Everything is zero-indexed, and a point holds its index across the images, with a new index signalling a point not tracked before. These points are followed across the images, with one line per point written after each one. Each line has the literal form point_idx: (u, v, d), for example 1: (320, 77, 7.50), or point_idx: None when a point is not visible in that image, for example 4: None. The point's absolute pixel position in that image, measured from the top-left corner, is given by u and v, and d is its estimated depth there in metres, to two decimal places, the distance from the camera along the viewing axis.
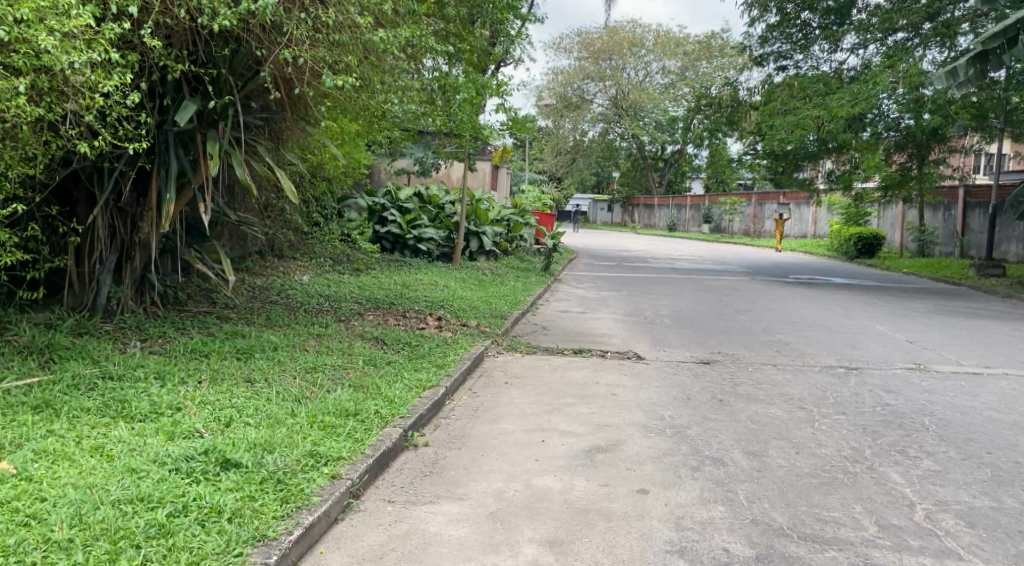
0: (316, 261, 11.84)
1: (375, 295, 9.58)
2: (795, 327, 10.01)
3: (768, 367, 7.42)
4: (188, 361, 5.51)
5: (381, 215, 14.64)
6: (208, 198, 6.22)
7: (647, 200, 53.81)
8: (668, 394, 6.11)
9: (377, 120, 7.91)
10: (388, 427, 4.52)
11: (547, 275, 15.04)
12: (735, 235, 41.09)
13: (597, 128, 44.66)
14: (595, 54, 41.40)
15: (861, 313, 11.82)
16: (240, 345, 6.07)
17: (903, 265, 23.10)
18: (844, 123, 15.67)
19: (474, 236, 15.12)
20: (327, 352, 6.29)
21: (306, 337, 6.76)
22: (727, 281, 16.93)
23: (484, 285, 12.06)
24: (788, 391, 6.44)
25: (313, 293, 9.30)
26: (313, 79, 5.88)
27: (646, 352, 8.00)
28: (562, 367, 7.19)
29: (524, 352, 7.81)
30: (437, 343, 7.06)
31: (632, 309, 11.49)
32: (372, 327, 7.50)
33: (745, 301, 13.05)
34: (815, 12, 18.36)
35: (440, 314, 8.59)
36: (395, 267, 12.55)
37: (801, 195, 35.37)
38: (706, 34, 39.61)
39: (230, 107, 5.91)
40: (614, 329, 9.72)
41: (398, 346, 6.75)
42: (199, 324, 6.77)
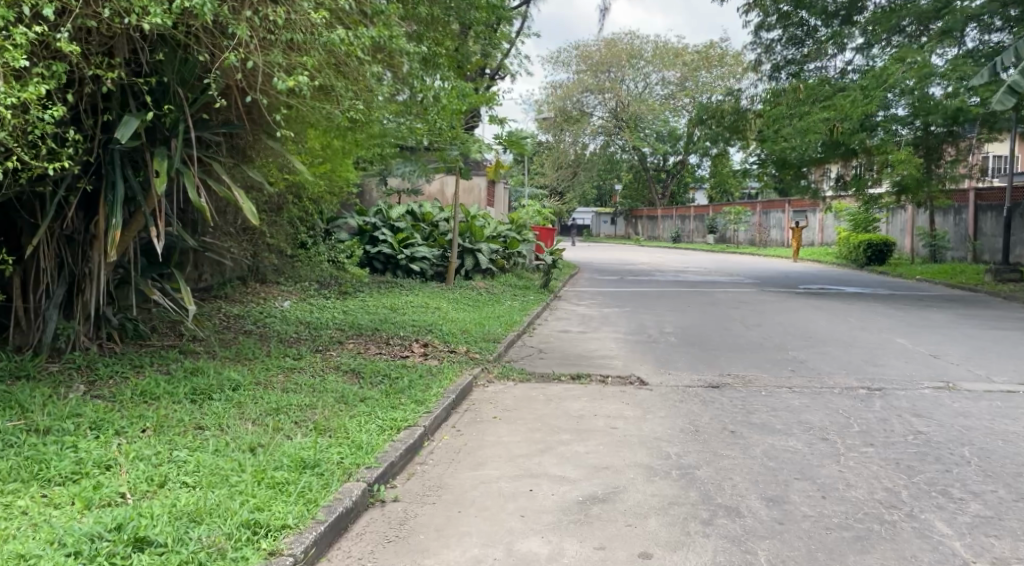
0: (301, 286, 11.28)
1: (360, 321, 9.01)
2: (809, 343, 9.39)
3: (783, 390, 6.79)
4: (135, 406, 4.91)
5: (372, 234, 14.07)
6: (163, 223, 5.67)
7: (651, 212, 53.24)
8: (674, 427, 5.49)
9: (352, 134, 7.50)
10: (350, 482, 3.91)
11: (547, 293, 14.45)
12: (741, 245, 40.43)
13: (598, 141, 44.21)
14: (594, 67, 40.96)
15: (878, 325, 11.18)
16: (197, 384, 5.46)
17: (916, 271, 22.42)
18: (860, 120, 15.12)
19: (469, 254, 14.57)
20: (297, 389, 5.71)
21: (276, 373, 6.18)
22: (735, 294, 16.29)
23: (478, 306, 11.48)
24: (807, 418, 5.81)
25: (293, 321, 8.73)
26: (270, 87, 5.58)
27: (650, 376, 7.38)
28: (558, 396, 6.57)
29: (517, 380, 7.21)
30: (419, 374, 6.46)
31: (635, 328, 10.86)
32: (350, 358, 6.91)
33: (754, 314, 12.41)
34: (816, 15, 17.86)
35: (427, 340, 8.00)
36: (385, 289, 11.97)
37: (807, 202, 34.76)
38: (705, 44, 39.30)
39: (181, 121, 5.41)
40: (616, 349, 9.10)
41: (377, 379, 6.17)
42: (159, 361, 6.17)
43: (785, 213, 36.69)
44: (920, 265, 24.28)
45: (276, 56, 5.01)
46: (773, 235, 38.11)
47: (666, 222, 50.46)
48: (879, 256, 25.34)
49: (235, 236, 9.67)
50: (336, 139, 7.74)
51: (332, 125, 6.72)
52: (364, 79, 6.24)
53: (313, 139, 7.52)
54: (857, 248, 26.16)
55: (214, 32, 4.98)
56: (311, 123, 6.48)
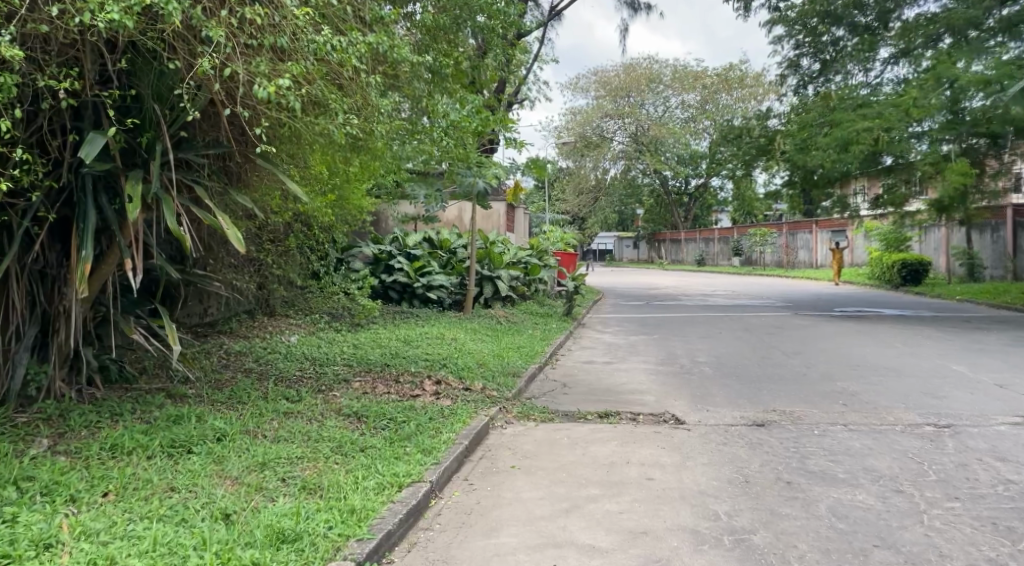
0: (311, 318, 10.74)
1: (370, 355, 8.38)
2: (858, 372, 8.59)
3: (839, 430, 6.02)
4: (101, 464, 4.31)
5: (388, 263, 13.39)
6: (140, 254, 5.11)
7: (674, 236, 52.43)
8: (720, 478, 4.75)
9: (356, 157, 7.12)
10: (334, 561, 3.26)
11: (569, 321, 13.76)
12: (769, 267, 39.45)
13: (619, 166, 43.67)
14: (613, 92, 40.44)
15: (928, 351, 10.34)
16: (178, 434, 4.84)
17: (957, 292, 21.41)
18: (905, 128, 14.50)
19: (488, 281, 13.96)
20: (290, 438, 5.05)
21: (269, 418, 5.53)
22: (769, 318, 15.46)
23: (497, 335, 10.83)
24: (874, 464, 5.04)
25: (299, 357, 8.12)
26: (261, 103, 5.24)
27: (686, 414, 6.64)
28: (585, 439, 5.85)
29: (539, 421, 6.50)
30: (428, 417, 5.79)
31: (665, 357, 10.12)
32: (354, 399, 6.26)
33: (791, 340, 11.65)
34: (842, 29, 17.39)
35: (440, 376, 7.35)
36: (399, 320, 11.39)
37: (836, 222, 33.83)
38: (724, 66, 38.93)
39: (157, 140, 4.98)
40: (646, 383, 8.36)
41: (383, 423, 5.52)
42: (141, 407, 5.55)
43: (813, 233, 35.78)
44: (960, 284, 23.24)
45: (261, 63, 4.69)
46: (801, 256, 37.15)
47: (690, 246, 49.62)
48: (915, 276, 24.38)
49: (239, 267, 9.18)
50: (341, 161, 7.41)
51: (333, 148, 6.39)
52: (364, 92, 5.92)
53: (317, 163, 7.21)
54: (891, 268, 25.21)
55: (188, 37, 4.68)
56: (313, 146, 6.16)
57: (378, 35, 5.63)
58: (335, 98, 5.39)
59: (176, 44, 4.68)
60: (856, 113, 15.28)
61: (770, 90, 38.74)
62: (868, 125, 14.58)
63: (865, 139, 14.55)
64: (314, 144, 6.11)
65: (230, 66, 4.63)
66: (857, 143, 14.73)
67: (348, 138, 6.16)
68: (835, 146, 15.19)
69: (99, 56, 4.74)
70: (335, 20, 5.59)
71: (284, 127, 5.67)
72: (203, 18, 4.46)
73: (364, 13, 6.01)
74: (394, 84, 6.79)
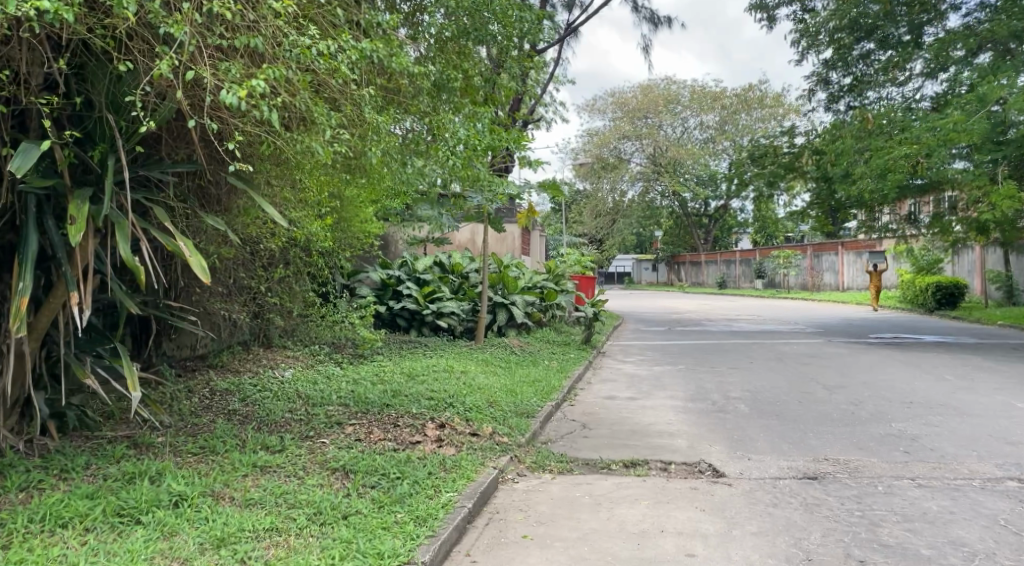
0: (311, 349, 10.03)
1: (369, 393, 7.62)
2: (913, 412, 7.70)
3: (907, 486, 5.17)
4: (25, 542, 3.56)
5: (396, 289, 12.73)
6: (89, 288, 4.38)
7: (694, 258, 51.49)
8: (776, 554, 3.94)
9: (354, 178, 6.42)
10: None
11: (589, 349, 12.96)
12: (793, 290, 38.40)
13: (637, 188, 42.90)
14: (630, 113, 39.77)
15: (985, 385, 9.42)
16: (127, 499, 4.10)
17: (997, 316, 20.37)
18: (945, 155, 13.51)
19: (502, 307, 13.21)
20: (263, 503, 4.26)
21: (242, 475, 4.76)
22: (801, 346, 14.56)
23: (511, 368, 10.03)
24: (962, 536, 4.19)
25: (290, 396, 7.38)
26: (234, 114, 4.52)
27: (725, 464, 5.83)
28: (610, 496, 5.04)
29: (556, 471, 5.71)
30: (428, 471, 5.01)
31: (695, 392, 9.27)
32: (347, 447, 5.53)
33: (829, 372, 10.76)
34: (872, 42, 16.63)
35: (444, 417, 6.58)
36: (406, 351, 10.70)
37: (864, 244, 32.85)
38: (744, 86, 38.18)
39: (110, 155, 4.29)
40: (676, 422, 7.54)
41: (374, 480, 4.76)
42: (97, 461, 4.82)
43: (839, 255, 34.80)
44: (998, 308, 22.20)
45: (232, 68, 3.96)
46: (826, 279, 36.09)
47: (711, 268, 48.63)
48: (951, 300, 23.32)
49: (230, 300, 8.48)
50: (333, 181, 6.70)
51: (320, 168, 5.67)
52: (359, 109, 5.19)
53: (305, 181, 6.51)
54: (924, 291, 24.17)
55: (147, 36, 3.99)
56: (298, 166, 5.44)
57: (375, 42, 4.89)
58: (322, 113, 4.62)
59: (130, 44, 4.01)
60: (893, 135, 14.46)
61: (791, 110, 38.03)
62: (904, 152, 13.75)
63: (903, 166, 13.78)
64: (299, 164, 5.39)
65: (195, 70, 3.90)
66: (893, 172, 13.95)
67: (338, 155, 5.42)
68: (874, 175, 14.49)
69: (44, 57, 4.10)
70: (327, 26, 4.87)
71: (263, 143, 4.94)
72: (161, 11, 3.74)
73: (360, 19, 5.30)
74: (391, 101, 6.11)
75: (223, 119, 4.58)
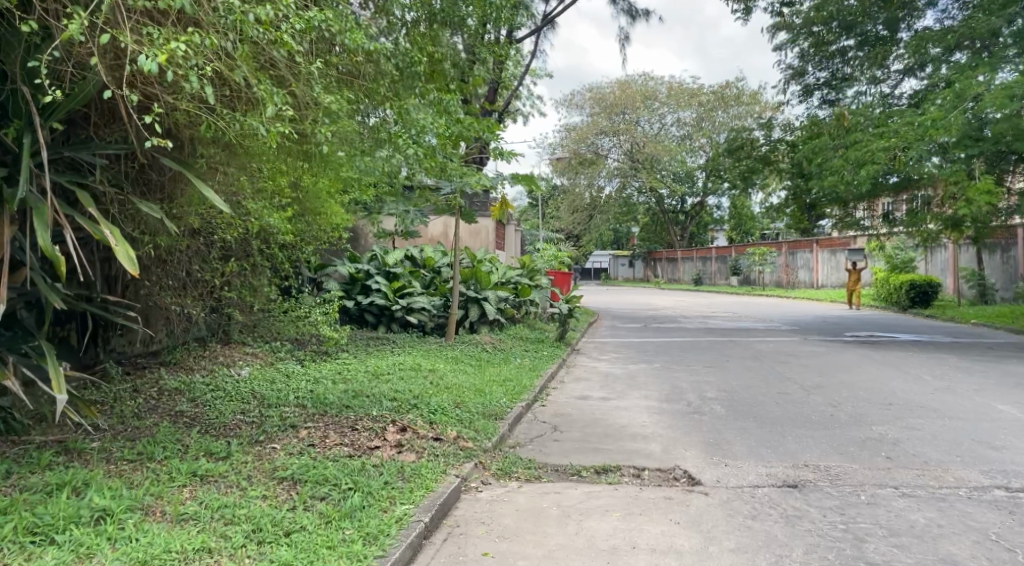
0: (272, 346, 9.60)
1: (328, 393, 7.24)
2: (893, 414, 7.47)
3: (890, 496, 4.92)
4: None
5: (364, 283, 12.31)
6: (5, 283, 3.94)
7: (670, 255, 51.49)
8: None
9: (312, 166, 6.00)
10: None
11: (562, 346, 12.66)
12: (768, 287, 38.46)
13: (614, 184, 42.75)
14: (608, 109, 39.55)
15: (964, 386, 9.23)
16: (41, 514, 3.71)
17: (970, 315, 20.39)
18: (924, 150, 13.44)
19: (474, 303, 12.85)
20: (198, 518, 3.90)
21: (177, 487, 4.41)
22: (777, 344, 14.39)
23: (480, 366, 9.69)
24: (952, 553, 3.91)
25: (243, 396, 6.99)
26: (165, 88, 4.11)
27: (701, 470, 5.54)
28: (578, 506, 4.73)
29: (523, 478, 5.39)
30: (383, 481, 4.66)
31: (670, 391, 8.99)
32: (298, 454, 5.15)
33: (806, 371, 10.54)
34: (850, 39, 16.47)
35: (406, 420, 6.21)
36: (372, 348, 10.32)
37: (838, 242, 32.94)
38: (721, 83, 38.13)
39: (29, 133, 3.89)
40: (650, 424, 7.25)
41: (322, 491, 4.41)
42: (20, 469, 4.42)
43: (814, 252, 34.88)
44: (971, 307, 22.29)
45: (155, 32, 3.55)
46: (801, 277, 36.16)
47: (687, 264, 48.61)
48: (924, 297, 23.35)
49: (181, 294, 8.03)
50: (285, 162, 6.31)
51: (267, 154, 5.25)
52: (309, 87, 4.79)
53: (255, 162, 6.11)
54: (898, 289, 24.19)
55: None
56: (244, 149, 5.03)
57: (324, 13, 4.48)
58: (263, 88, 4.19)
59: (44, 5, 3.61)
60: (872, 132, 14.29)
61: (767, 107, 38.04)
62: (884, 145, 13.70)
63: (882, 159, 13.73)
64: (244, 147, 4.98)
65: (112, 33, 3.50)
66: (872, 164, 13.89)
67: (286, 138, 5.00)
68: (850, 168, 14.39)
69: None
70: None
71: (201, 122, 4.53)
72: None
73: None
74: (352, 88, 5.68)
75: (153, 93, 4.17)
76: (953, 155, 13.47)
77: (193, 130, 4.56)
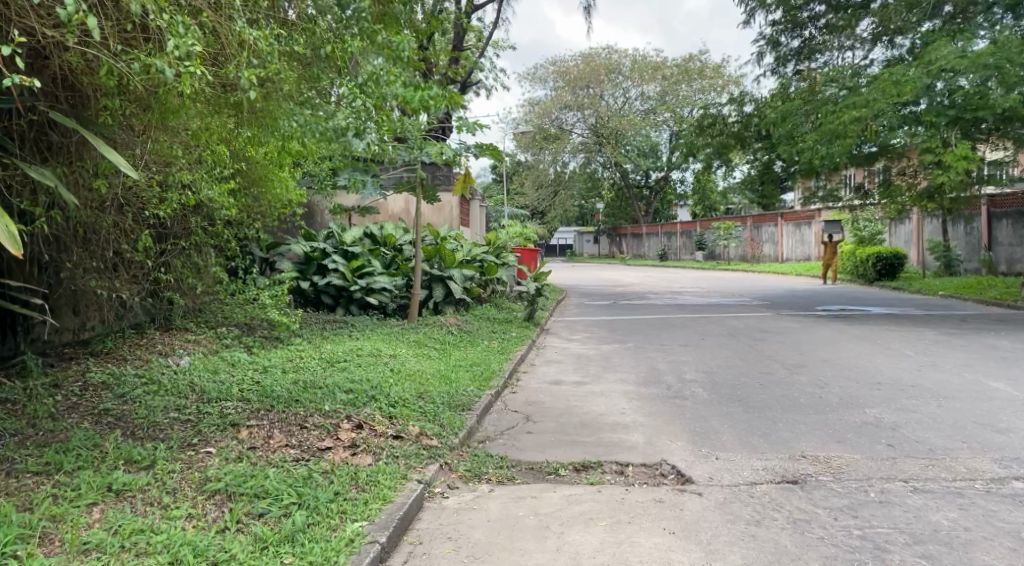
0: (217, 330, 8.87)
1: (276, 385, 6.54)
2: (885, 395, 7.05)
3: (903, 491, 4.44)
4: None
5: (321, 263, 11.55)
6: None
7: (635, 231, 51.22)
8: None
9: (249, 123, 5.30)
10: None
11: (531, 326, 12.11)
12: (733, 261, 38.38)
13: (579, 160, 42.08)
14: (572, 83, 38.80)
15: (949, 361, 8.90)
16: None
17: (937, 286, 20.34)
18: (894, 117, 13.09)
19: (439, 282, 12.19)
20: (103, 550, 3.28)
21: (85, 506, 3.75)
22: (751, 320, 14.00)
23: (444, 349, 9.06)
24: (989, 564, 3.43)
25: (181, 390, 6.28)
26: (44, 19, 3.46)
27: (692, 466, 5.01)
28: (559, 513, 4.16)
29: (495, 480, 4.80)
30: (333, 493, 4.03)
31: (647, 374, 8.47)
32: (235, 459, 4.51)
33: (784, 348, 10.13)
34: (822, 5, 16.00)
35: (362, 415, 5.56)
36: (330, 332, 9.66)
37: (802, 215, 32.96)
38: (685, 57, 37.74)
39: None
40: (629, 411, 6.71)
41: (255, 505, 3.81)
42: None
43: (778, 226, 34.85)
44: (936, 279, 22.31)
45: None
46: (766, 251, 36.10)
47: (652, 240, 48.34)
48: (890, 270, 23.29)
49: (109, 275, 7.27)
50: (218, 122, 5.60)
51: (190, 110, 4.55)
52: (229, 20, 4.14)
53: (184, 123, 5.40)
54: (864, 263, 24.09)
55: None
56: (160, 100, 4.35)
57: None
58: (164, 16, 3.53)
59: None
60: (844, 102, 13.86)
61: (731, 81, 37.72)
62: (855, 115, 13.15)
63: (854, 131, 13.20)
64: (160, 96, 4.30)
65: None
66: (846, 136, 13.35)
67: (205, 84, 4.34)
68: (824, 140, 13.77)
69: None
70: None
71: (99, 65, 3.86)
72: None
73: None
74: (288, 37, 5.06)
75: (30, 24, 3.51)
76: (927, 122, 13.10)
77: (88, 73, 3.90)
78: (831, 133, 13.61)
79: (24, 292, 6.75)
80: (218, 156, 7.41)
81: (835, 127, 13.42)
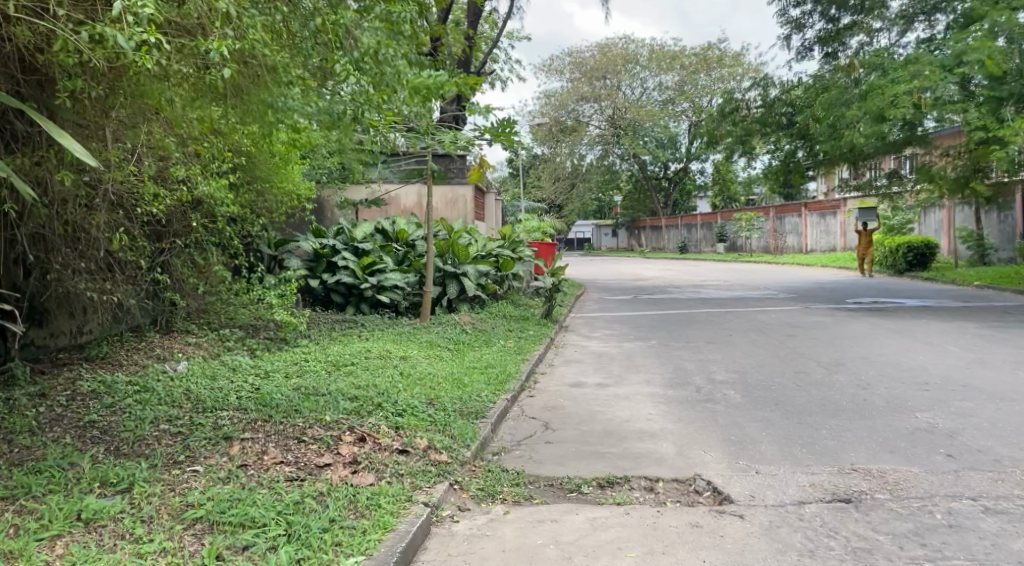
0: (220, 332, 8.45)
1: (277, 392, 6.08)
2: (935, 396, 6.50)
3: (973, 512, 3.92)
4: None
5: (331, 260, 11.14)
6: None
7: (654, 223, 50.44)
8: None
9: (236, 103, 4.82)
10: None
11: (549, 324, 11.61)
12: (755, 253, 37.57)
13: (596, 152, 41.35)
14: (589, 74, 38.11)
15: (998, 357, 8.31)
16: None
17: (972, 277, 19.56)
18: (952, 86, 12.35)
19: (452, 278, 11.72)
20: None
21: (47, 540, 3.32)
22: (779, 314, 13.39)
23: (459, 350, 8.60)
24: None
25: (176, 399, 5.86)
26: None
27: (730, 483, 4.50)
28: (583, 541, 3.68)
29: (511, 500, 4.31)
30: (328, 521, 3.57)
31: (673, 375, 7.95)
32: (220, 482, 4.06)
33: (819, 345, 9.56)
34: None
35: (365, 428, 5.09)
36: (338, 333, 9.20)
37: (827, 204, 32.20)
38: (703, 45, 37.03)
39: None
40: (656, 418, 6.20)
41: (237, 538, 3.36)
42: None
43: (802, 216, 34.04)
44: (970, 269, 21.48)
45: None
46: (789, 241, 35.25)
47: (672, 232, 47.60)
48: (921, 259, 22.49)
49: (101, 276, 6.87)
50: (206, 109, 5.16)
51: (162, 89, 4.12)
52: None
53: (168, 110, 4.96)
54: (893, 253, 23.29)
55: None
56: (129, 77, 3.91)
57: None
58: None
59: None
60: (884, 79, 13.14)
61: (750, 69, 36.99)
62: (906, 89, 12.41)
63: (906, 104, 12.40)
64: (129, 72, 3.86)
65: None
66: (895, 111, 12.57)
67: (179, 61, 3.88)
68: (868, 119, 13.02)
69: None
70: None
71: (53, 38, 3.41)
72: None
73: None
74: (275, 19, 4.65)
75: None
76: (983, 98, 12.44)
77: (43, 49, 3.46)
78: (876, 111, 12.81)
79: (10, 295, 6.37)
80: (214, 148, 6.99)
81: (880, 103, 12.61)
